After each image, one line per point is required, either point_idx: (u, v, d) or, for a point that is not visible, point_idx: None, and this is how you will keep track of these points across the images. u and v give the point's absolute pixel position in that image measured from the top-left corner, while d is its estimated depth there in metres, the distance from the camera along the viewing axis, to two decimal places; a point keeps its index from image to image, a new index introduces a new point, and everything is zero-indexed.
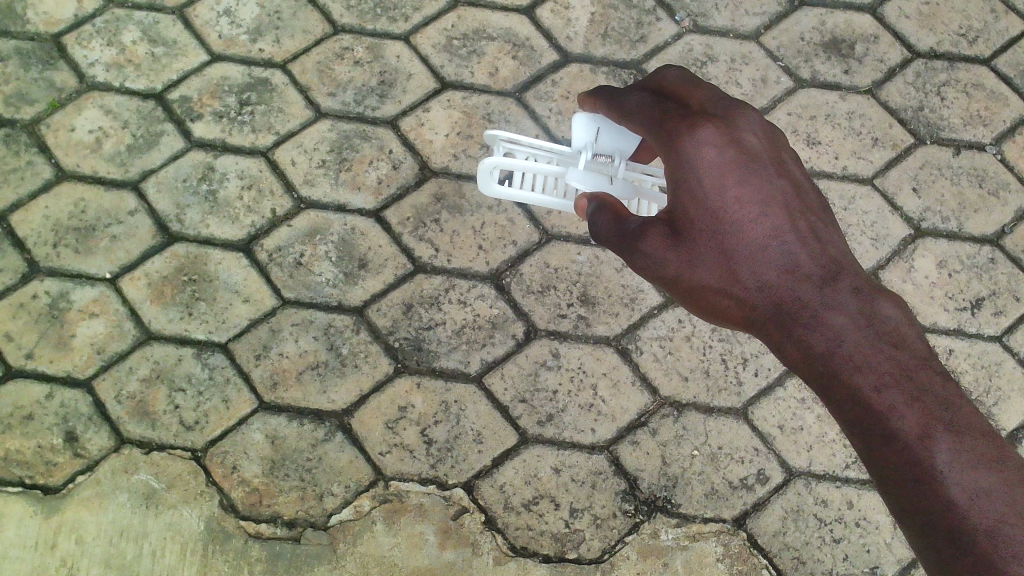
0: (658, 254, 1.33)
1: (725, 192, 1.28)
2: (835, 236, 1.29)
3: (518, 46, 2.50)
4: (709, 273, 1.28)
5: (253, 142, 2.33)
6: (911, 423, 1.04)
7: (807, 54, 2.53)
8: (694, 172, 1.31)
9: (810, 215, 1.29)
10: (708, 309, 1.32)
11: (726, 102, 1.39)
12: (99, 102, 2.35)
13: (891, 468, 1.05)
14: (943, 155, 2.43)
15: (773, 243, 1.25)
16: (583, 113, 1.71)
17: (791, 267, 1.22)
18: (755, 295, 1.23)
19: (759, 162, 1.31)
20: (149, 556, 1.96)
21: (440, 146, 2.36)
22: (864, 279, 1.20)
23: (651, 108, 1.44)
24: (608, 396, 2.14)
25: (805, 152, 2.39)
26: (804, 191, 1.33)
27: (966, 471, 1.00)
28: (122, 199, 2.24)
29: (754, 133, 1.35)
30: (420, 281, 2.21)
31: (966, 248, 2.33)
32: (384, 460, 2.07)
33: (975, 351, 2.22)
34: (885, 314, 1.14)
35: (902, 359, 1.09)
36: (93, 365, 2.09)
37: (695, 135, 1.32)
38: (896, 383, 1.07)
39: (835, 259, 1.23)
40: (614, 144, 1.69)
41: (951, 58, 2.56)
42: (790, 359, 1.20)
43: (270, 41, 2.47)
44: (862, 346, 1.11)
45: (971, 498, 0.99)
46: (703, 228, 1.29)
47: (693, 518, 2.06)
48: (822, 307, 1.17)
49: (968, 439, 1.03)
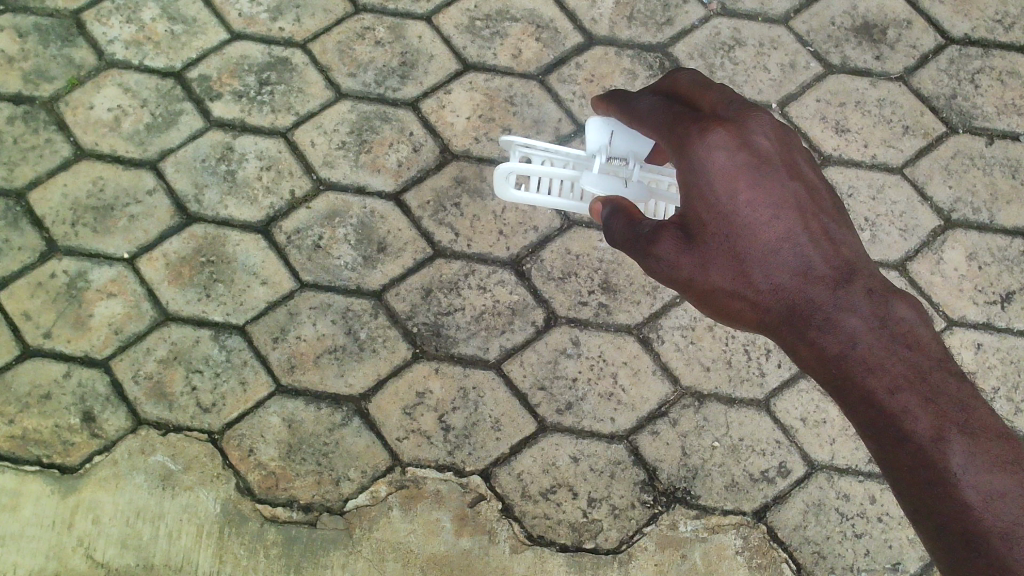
0: (671, 258, 1.28)
1: (736, 195, 1.24)
2: (851, 236, 1.24)
3: (542, 28, 2.46)
4: (721, 275, 1.24)
5: (272, 122, 2.31)
6: (925, 426, 1.01)
7: (838, 39, 2.47)
8: (707, 176, 1.25)
9: (824, 215, 1.24)
10: (721, 311, 1.28)
11: (738, 103, 1.34)
12: (118, 80, 2.33)
13: (906, 472, 1.02)
14: (975, 145, 2.37)
15: (786, 244, 1.21)
16: (596, 116, 1.70)
17: (804, 269, 1.18)
18: (767, 297, 1.20)
19: (772, 163, 1.26)
20: (166, 538, 1.96)
21: (461, 129, 2.33)
22: (879, 279, 1.16)
23: (662, 110, 1.39)
24: (628, 385, 2.11)
25: (833, 140, 2.34)
26: (818, 191, 1.28)
27: (980, 473, 0.97)
28: (140, 178, 2.23)
29: (767, 135, 1.29)
30: (440, 266, 2.19)
31: (997, 240, 2.28)
32: (401, 446, 2.05)
33: (1005, 346, 2.18)
34: (899, 315, 1.11)
35: (915, 362, 1.06)
36: (110, 345, 2.08)
37: (705, 139, 1.27)
38: (910, 385, 1.03)
39: (850, 260, 1.19)
40: (627, 147, 1.68)
41: (986, 45, 2.50)
42: (805, 362, 1.17)
43: (290, 19, 2.43)
44: (875, 350, 1.08)
45: (985, 500, 0.96)
46: (716, 231, 1.24)
47: (713, 511, 2.04)
48: (835, 310, 1.13)
49: (984, 441, 0.99)
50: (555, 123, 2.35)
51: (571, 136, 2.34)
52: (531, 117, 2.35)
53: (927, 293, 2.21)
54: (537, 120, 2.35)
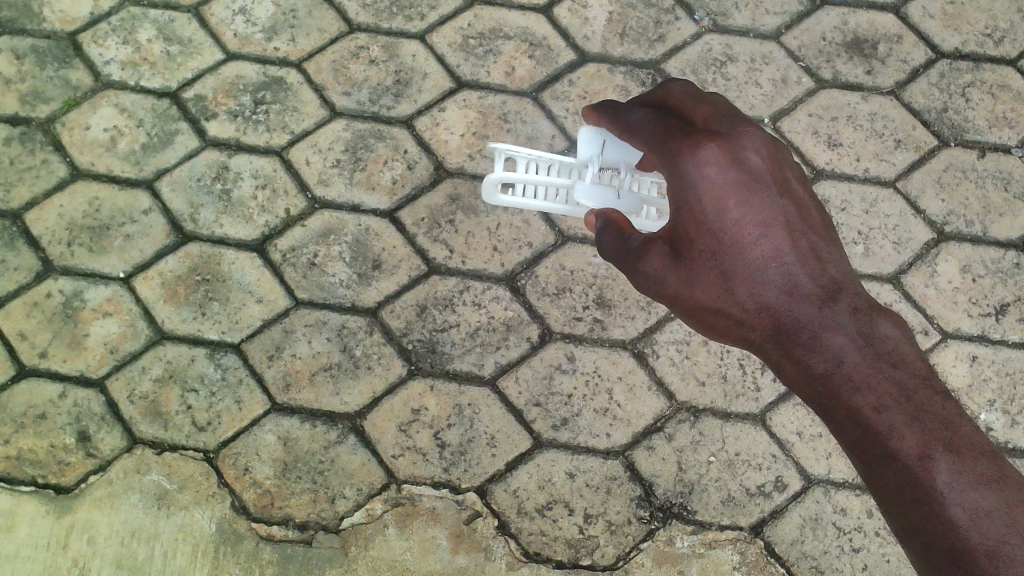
0: (658, 272, 1.30)
1: (725, 212, 1.25)
2: (838, 255, 1.25)
3: (535, 45, 2.48)
4: (708, 291, 1.25)
5: (267, 141, 2.32)
6: (910, 444, 1.01)
7: (829, 54, 2.49)
8: (697, 192, 1.27)
9: (812, 233, 1.26)
10: (708, 327, 1.29)
11: (729, 119, 1.34)
12: (115, 101, 2.34)
13: (891, 489, 1.02)
14: (967, 157, 2.38)
15: (773, 263, 1.22)
16: (588, 126, 1.70)
17: (792, 287, 1.19)
18: (753, 314, 1.21)
19: (761, 181, 1.28)
20: (161, 558, 1.95)
21: (455, 146, 2.34)
22: (864, 298, 1.17)
23: (652, 124, 1.40)
24: (623, 400, 2.11)
25: (826, 154, 2.35)
26: (806, 210, 1.30)
27: (967, 490, 0.97)
28: (136, 198, 2.24)
29: (757, 152, 1.30)
30: (434, 283, 2.19)
31: (991, 252, 2.28)
32: (396, 463, 2.05)
33: (1000, 358, 2.18)
34: (884, 333, 1.12)
35: (901, 380, 1.06)
36: (106, 364, 2.09)
37: (696, 155, 1.28)
38: (895, 403, 1.04)
39: (837, 278, 1.20)
40: (618, 156, 1.69)
41: (976, 58, 2.52)
42: (789, 378, 1.17)
43: (285, 39, 2.45)
44: (861, 367, 1.08)
45: (972, 518, 0.95)
46: (704, 247, 1.26)
47: (710, 526, 2.03)
48: (822, 327, 1.14)
49: (970, 459, 0.99)
50: (549, 139, 2.36)
51: (565, 152, 2.35)
52: (525, 134, 2.36)
53: (921, 306, 2.21)
54: (531, 137, 2.36)
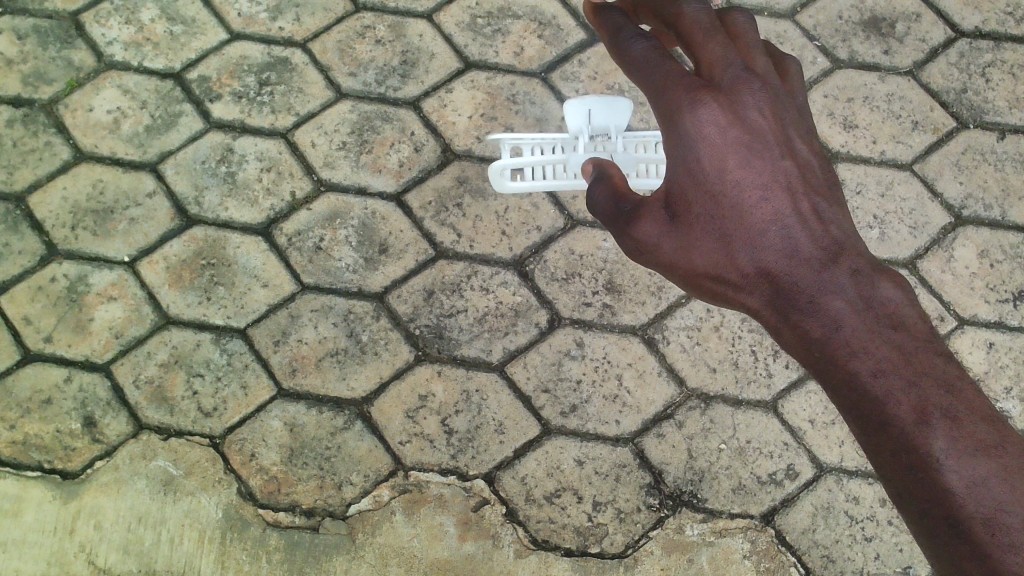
0: (655, 237, 1.25)
1: (724, 175, 1.18)
2: (842, 217, 1.16)
3: (544, 25, 2.44)
4: (707, 257, 1.18)
5: (272, 123, 2.29)
6: (907, 410, 0.95)
7: (846, 33, 2.44)
8: (696, 155, 1.20)
9: (815, 193, 1.17)
10: (708, 294, 1.22)
11: (733, 69, 1.23)
12: (117, 82, 2.31)
13: (886, 456, 0.96)
14: (986, 140, 2.33)
15: (772, 226, 1.13)
16: (571, 99, 1.77)
17: (791, 251, 1.10)
18: (749, 279, 1.13)
19: (763, 141, 1.19)
20: (167, 544, 1.93)
21: (463, 128, 2.30)
22: (867, 259, 1.08)
23: (654, 66, 1.26)
24: (633, 387, 2.08)
25: (841, 136, 2.31)
26: (810, 169, 1.20)
27: (965, 459, 0.92)
28: (140, 180, 2.21)
29: (760, 111, 1.21)
30: (442, 267, 2.16)
31: (1010, 237, 2.23)
32: (404, 450, 2.03)
33: (1017, 345, 2.13)
34: (886, 296, 1.02)
35: (900, 345, 0.98)
36: (111, 349, 2.07)
37: (695, 114, 1.21)
38: (893, 368, 0.96)
39: (838, 239, 1.11)
40: (608, 121, 1.77)
41: (997, 38, 2.46)
42: (788, 345, 1.08)
43: (290, 19, 2.41)
44: (860, 334, 1.00)
45: (968, 487, 0.92)
46: (702, 212, 1.19)
47: (720, 514, 1.99)
48: (821, 293, 1.04)
49: (967, 425, 0.94)
50: (559, 121, 2.32)
51: None
52: (534, 115, 2.32)
53: (937, 292, 2.17)
54: (540, 118, 2.32)
